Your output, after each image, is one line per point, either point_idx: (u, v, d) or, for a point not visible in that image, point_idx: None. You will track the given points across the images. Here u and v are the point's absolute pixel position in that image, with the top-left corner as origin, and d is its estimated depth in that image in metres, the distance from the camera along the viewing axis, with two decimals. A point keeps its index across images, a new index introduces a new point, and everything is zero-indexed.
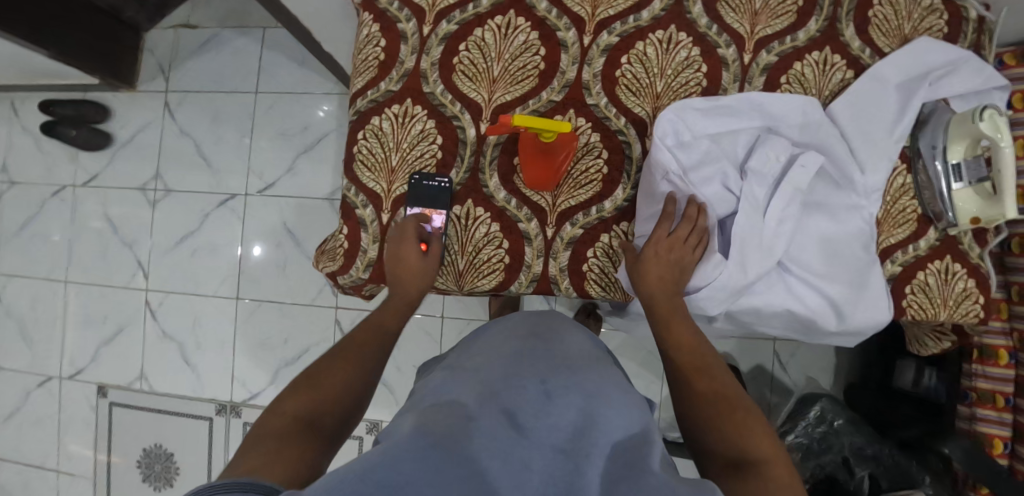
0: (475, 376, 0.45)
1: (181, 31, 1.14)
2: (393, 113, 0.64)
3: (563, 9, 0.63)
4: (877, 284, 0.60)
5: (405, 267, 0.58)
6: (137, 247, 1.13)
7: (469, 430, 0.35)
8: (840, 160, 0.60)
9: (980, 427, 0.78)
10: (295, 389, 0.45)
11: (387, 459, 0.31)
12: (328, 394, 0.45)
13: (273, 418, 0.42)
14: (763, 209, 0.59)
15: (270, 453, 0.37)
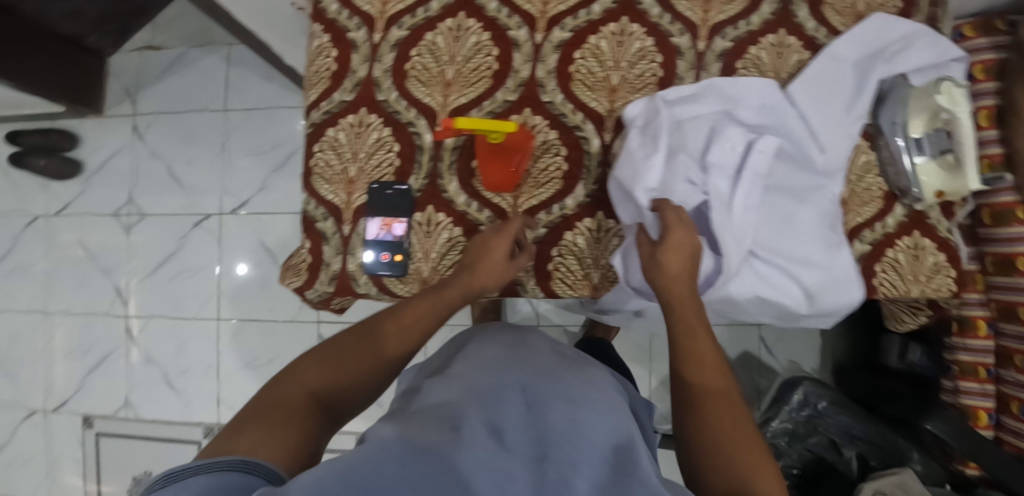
0: (464, 382, 0.45)
1: (146, 53, 1.13)
2: (349, 123, 0.63)
3: (514, 7, 0.62)
4: (847, 266, 0.60)
5: (483, 265, 0.53)
6: (114, 274, 1.12)
7: (452, 437, 0.35)
8: (799, 143, 0.60)
9: (964, 399, 0.78)
10: (309, 359, 0.45)
11: (371, 462, 0.31)
12: (342, 377, 0.44)
13: (283, 388, 0.42)
14: (729, 198, 0.58)
15: (273, 433, 0.37)
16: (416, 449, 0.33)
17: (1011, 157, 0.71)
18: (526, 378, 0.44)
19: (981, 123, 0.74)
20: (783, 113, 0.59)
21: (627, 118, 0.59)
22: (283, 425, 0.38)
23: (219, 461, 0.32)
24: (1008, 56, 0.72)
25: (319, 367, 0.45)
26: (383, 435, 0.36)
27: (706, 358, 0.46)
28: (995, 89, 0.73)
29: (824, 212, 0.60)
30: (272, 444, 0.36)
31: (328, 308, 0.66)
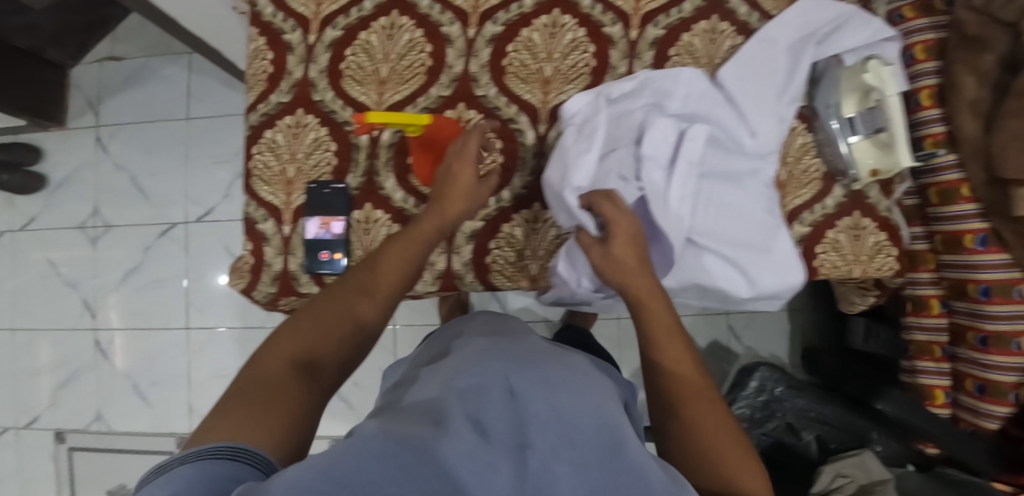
0: (448, 370, 0.43)
1: (106, 64, 1.12)
2: (286, 124, 0.63)
3: (446, 3, 0.63)
4: (787, 247, 0.60)
5: (450, 193, 0.54)
6: (80, 287, 1.12)
7: (437, 430, 0.33)
8: (729, 129, 0.60)
9: (922, 379, 0.79)
10: (284, 332, 0.45)
11: (350, 458, 0.30)
12: (322, 344, 0.45)
13: (261, 366, 0.42)
14: (664, 187, 0.57)
15: (263, 409, 0.37)
16: (401, 441, 0.31)
17: (954, 135, 0.72)
18: (510, 362, 0.43)
19: (923, 102, 0.74)
20: (708, 100, 0.60)
21: (566, 114, 0.59)
22: (272, 404, 0.38)
23: (202, 450, 0.31)
24: (947, 35, 0.73)
25: (294, 339, 0.44)
26: (365, 429, 0.35)
27: (681, 356, 0.45)
28: (936, 68, 0.74)
29: (758, 195, 0.60)
30: (263, 424, 0.36)
31: (276, 309, 0.66)
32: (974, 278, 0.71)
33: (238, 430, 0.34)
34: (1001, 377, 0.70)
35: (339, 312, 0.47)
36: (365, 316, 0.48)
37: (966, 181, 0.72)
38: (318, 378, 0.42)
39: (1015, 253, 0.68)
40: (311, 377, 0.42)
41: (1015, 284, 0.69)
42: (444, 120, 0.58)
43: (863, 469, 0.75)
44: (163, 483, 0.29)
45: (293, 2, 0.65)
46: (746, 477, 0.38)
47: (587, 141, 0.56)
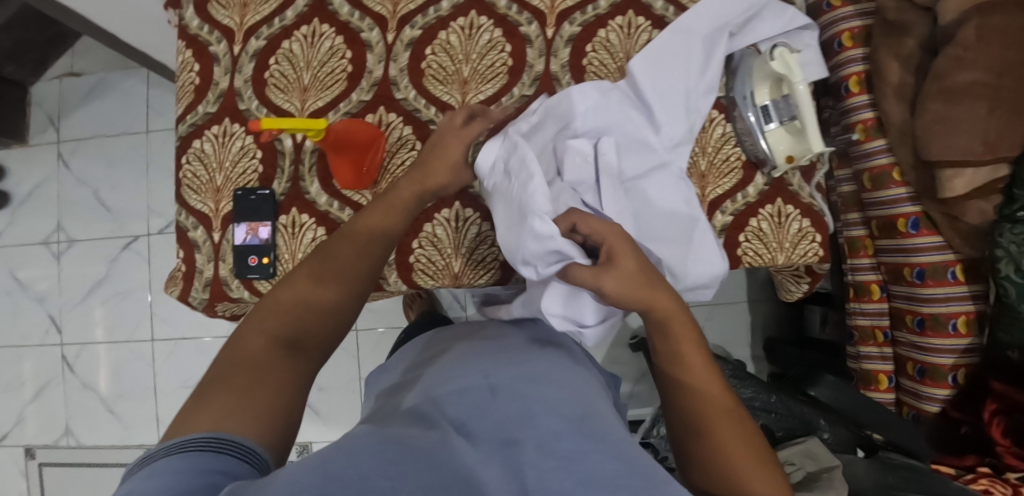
0: (431, 378, 0.43)
1: (67, 80, 1.14)
2: (213, 134, 0.64)
3: (365, 10, 0.64)
4: (704, 235, 0.59)
5: (436, 165, 0.55)
6: (47, 302, 1.14)
7: (429, 436, 0.33)
8: (636, 131, 0.60)
9: (866, 364, 0.79)
10: (264, 312, 0.45)
11: (345, 455, 0.30)
12: (308, 325, 0.45)
13: (242, 346, 0.42)
14: (597, 208, 0.57)
15: (247, 392, 0.38)
16: (389, 441, 0.32)
17: (882, 120, 0.73)
18: (495, 363, 0.43)
19: (854, 89, 0.75)
20: (613, 107, 0.60)
21: (483, 164, 0.56)
22: (256, 391, 0.38)
23: (189, 441, 0.32)
24: (872, 22, 0.74)
25: (275, 317, 0.44)
26: (360, 432, 0.35)
27: (710, 379, 0.44)
28: (863, 55, 0.75)
29: (673, 190, 0.60)
30: (248, 414, 0.36)
31: (213, 313, 0.67)
32: (909, 262, 0.72)
33: (221, 420, 0.35)
34: (939, 359, 0.71)
35: (318, 292, 0.47)
36: (350, 300, 0.48)
37: (896, 166, 0.72)
38: (300, 359, 0.43)
39: (947, 235, 0.69)
40: (295, 360, 0.43)
41: (948, 266, 0.70)
42: (360, 121, 0.60)
43: (809, 457, 0.73)
44: (152, 475, 0.29)
45: (219, 14, 0.66)
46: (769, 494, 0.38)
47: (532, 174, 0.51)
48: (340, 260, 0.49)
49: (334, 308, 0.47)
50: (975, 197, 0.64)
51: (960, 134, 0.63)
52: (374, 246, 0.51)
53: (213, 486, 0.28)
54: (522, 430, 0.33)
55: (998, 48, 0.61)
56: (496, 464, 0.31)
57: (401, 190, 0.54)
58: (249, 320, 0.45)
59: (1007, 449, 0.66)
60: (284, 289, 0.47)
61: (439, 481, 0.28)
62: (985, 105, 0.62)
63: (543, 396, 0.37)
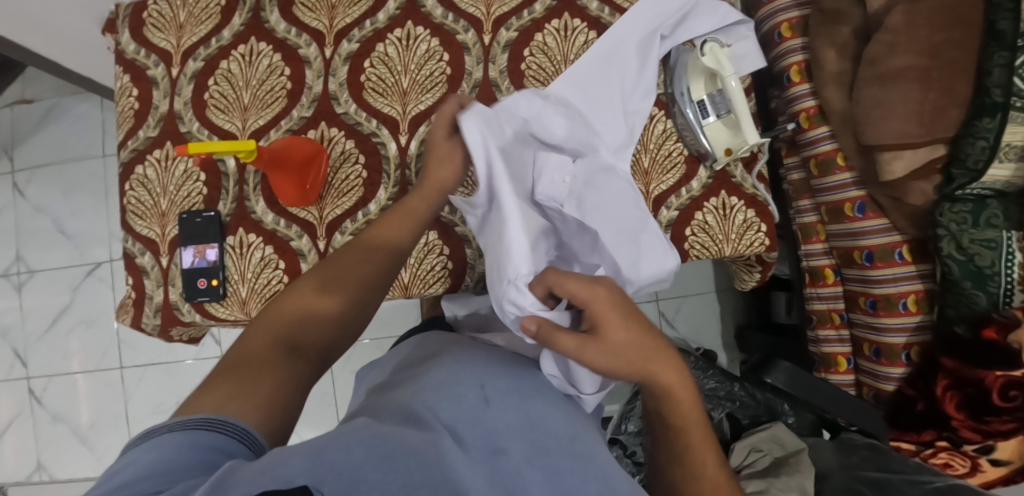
0: (419, 373, 0.43)
1: (19, 108, 1.13)
2: (156, 159, 0.64)
3: (302, 26, 0.64)
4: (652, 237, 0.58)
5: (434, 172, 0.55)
6: (10, 336, 1.12)
7: (419, 433, 0.32)
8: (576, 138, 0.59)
9: (825, 347, 0.81)
10: (268, 317, 0.44)
11: (337, 444, 0.29)
12: (305, 328, 0.44)
13: (245, 347, 0.41)
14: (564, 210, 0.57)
15: (249, 382, 0.36)
16: (383, 439, 0.30)
17: (824, 108, 0.74)
18: (494, 365, 0.42)
19: (794, 78, 0.76)
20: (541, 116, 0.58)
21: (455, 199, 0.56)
22: (257, 382, 0.36)
23: (192, 419, 0.30)
24: (809, 12, 0.75)
25: (278, 321, 0.43)
26: (355, 424, 0.33)
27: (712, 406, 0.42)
28: (802, 45, 0.76)
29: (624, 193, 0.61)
30: (248, 400, 0.34)
31: (163, 334, 0.65)
32: (858, 245, 0.73)
33: (222, 405, 0.33)
34: (893, 339, 0.72)
35: (325, 294, 0.46)
36: (352, 306, 0.47)
37: (840, 151, 0.73)
38: (301, 361, 0.41)
39: (892, 217, 0.71)
40: (298, 362, 0.41)
41: (895, 247, 0.71)
42: (300, 139, 0.60)
43: (776, 442, 0.74)
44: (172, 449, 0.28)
45: (155, 37, 0.65)
46: None
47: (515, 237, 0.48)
48: (346, 265, 0.49)
49: (340, 311, 0.46)
50: (916, 178, 0.66)
51: (897, 117, 0.64)
52: (385, 252, 0.50)
53: (211, 466, 0.28)
54: (512, 441, 0.34)
55: (924, 31, 0.63)
56: (483, 472, 0.32)
57: (411, 200, 0.54)
58: (253, 325, 0.44)
59: (962, 422, 0.65)
60: (289, 294, 0.46)
61: (430, 478, 0.29)
62: (918, 88, 0.63)
63: (540, 412, 0.38)
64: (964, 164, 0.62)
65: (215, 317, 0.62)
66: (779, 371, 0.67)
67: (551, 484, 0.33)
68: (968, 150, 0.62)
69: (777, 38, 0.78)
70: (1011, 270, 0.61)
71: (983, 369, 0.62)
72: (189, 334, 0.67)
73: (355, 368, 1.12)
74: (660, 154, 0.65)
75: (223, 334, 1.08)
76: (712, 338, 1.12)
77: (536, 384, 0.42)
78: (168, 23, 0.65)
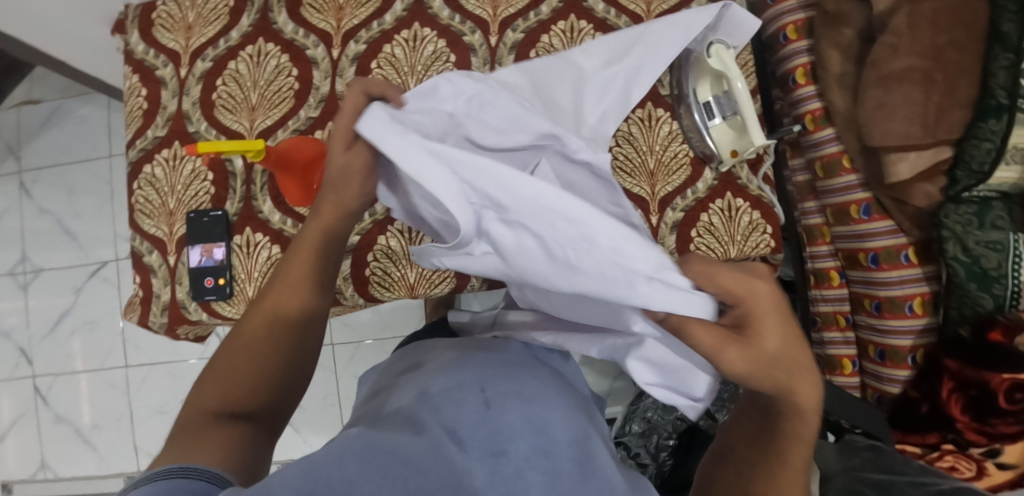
0: (425, 373, 0.43)
1: (25, 108, 1.13)
2: (164, 158, 0.64)
3: (310, 27, 0.65)
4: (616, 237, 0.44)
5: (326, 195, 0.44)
6: (15, 336, 1.13)
7: (415, 438, 0.33)
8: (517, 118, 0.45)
9: (830, 349, 0.81)
10: (205, 382, 0.41)
11: (332, 459, 0.31)
12: (245, 386, 0.41)
13: (186, 417, 0.39)
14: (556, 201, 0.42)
15: (191, 447, 0.34)
16: (376, 447, 0.31)
17: (829, 109, 0.74)
18: (489, 370, 0.42)
19: (800, 80, 0.77)
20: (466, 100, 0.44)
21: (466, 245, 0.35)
22: (196, 444, 0.34)
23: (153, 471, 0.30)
24: (814, 14, 0.76)
25: (216, 379, 0.41)
26: (347, 436, 0.34)
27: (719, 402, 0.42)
28: (808, 47, 0.76)
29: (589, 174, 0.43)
30: (206, 455, 0.34)
31: (171, 333, 0.65)
32: (864, 247, 0.73)
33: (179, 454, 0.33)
34: (899, 341, 0.73)
35: (257, 342, 0.42)
36: (291, 356, 0.44)
37: (845, 153, 0.73)
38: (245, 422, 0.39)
39: (897, 219, 0.71)
40: (241, 423, 0.39)
41: (901, 249, 0.71)
42: (306, 139, 0.60)
43: None
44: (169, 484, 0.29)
45: (164, 38, 0.66)
46: None
47: (589, 258, 0.30)
48: (269, 299, 0.43)
49: (279, 358, 0.43)
50: (921, 180, 0.66)
51: (900, 118, 0.64)
52: (310, 278, 0.44)
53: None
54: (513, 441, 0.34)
55: (927, 33, 0.63)
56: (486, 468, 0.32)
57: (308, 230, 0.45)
58: (195, 387, 0.42)
59: (967, 425, 0.65)
60: (224, 346, 0.43)
61: (426, 483, 0.30)
62: (921, 89, 0.63)
63: (542, 415, 0.38)
64: (968, 166, 0.62)
65: (222, 316, 0.63)
66: None
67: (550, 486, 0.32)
68: (972, 152, 0.62)
69: (783, 39, 0.78)
70: (1017, 273, 0.62)
71: (990, 371, 0.62)
72: (197, 332, 0.68)
73: (359, 368, 1.12)
74: (665, 154, 0.65)
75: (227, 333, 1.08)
76: None
77: (541, 387, 0.42)
78: (177, 23, 0.66)
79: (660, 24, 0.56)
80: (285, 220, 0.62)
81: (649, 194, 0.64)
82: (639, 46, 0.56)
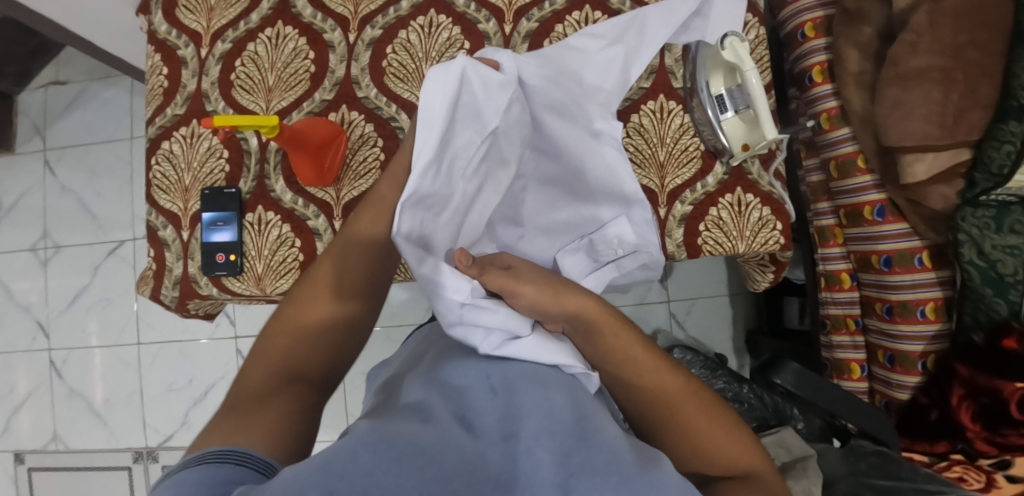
0: (432, 366, 0.45)
1: (52, 89, 1.17)
2: (182, 135, 0.65)
3: (328, 11, 0.66)
4: (627, 245, 0.61)
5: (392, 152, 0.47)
6: (33, 309, 1.16)
7: (425, 428, 0.34)
8: (572, 140, 0.58)
9: (838, 353, 0.80)
10: (268, 343, 0.44)
11: (345, 452, 0.30)
12: (306, 354, 0.43)
13: (242, 384, 0.41)
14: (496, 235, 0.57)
15: (254, 418, 0.37)
16: (391, 438, 0.32)
17: (845, 108, 0.73)
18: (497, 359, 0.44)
19: (817, 78, 0.76)
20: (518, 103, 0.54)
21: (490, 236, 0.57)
22: (263, 414, 0.38)
23: (198, 459, 0.32)
24: (833, 12, 0.75)
25: (275, 350, 0.43)
26: (358, 431, 0.34)
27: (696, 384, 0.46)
28: (826, 45, 0.75)
29: (609, 181, 0.59)
30: (254, 431, 0.36)
31: (180, 307, 0.66)
32: (876, 249, 0.72)
33: (230, 437, 0.35)
34: (910, 346, 0.71)
35: (308, 319, 0.44)
36: (346, 326, 0.45)
37: (861, 153, 0.72)
38: (303, 389, 0.42)
39: (912, 221, 0.69)
40: (300, 391, 0.41)
41: (915, 252, 0.70)
42: (320, 120, 0.61)
43: (783, 447, 0.72)
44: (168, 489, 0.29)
45: (186, 18, 0.67)
46: (731, 447, 0.43)
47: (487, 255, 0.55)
48: (322, 281, 0.45)
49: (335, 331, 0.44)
50: (937, 182, 0.65)
51: (918, 118, 0.63)
52: (360, 264, 0.46)
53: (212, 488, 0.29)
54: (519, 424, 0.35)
55: (948, 32, 0.62)
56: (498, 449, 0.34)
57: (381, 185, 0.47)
58: (252, 356, 0.44)
59: (977, 434, 0.64)
60: (275, 323, 0.45)
61: (442, 473, 0.30)
62: (940, 89, 0.62)
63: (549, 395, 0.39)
64: (987, 169, 0.61)
65: (231, 291, 0.64)
66: (788, 372, 0.66)
67: (560, 463, 0.32)
68: (992, 154, 0.61)
69: (799, 37, 0.78)
70: None
71: (1004, 380, 0.61)
72: (205, 307, 0.69)
73: (365, 355, 1.13)
74: (676, 143, 0.64)
75: (237, 315, 1.10)
76: (722, 342, 1.11)
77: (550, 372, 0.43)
78: (199, 5, 0.67)
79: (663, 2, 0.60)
80: (296, 201, 0.63)
81: (659, 186, 0.64)
82: (642, 26, 0.60)
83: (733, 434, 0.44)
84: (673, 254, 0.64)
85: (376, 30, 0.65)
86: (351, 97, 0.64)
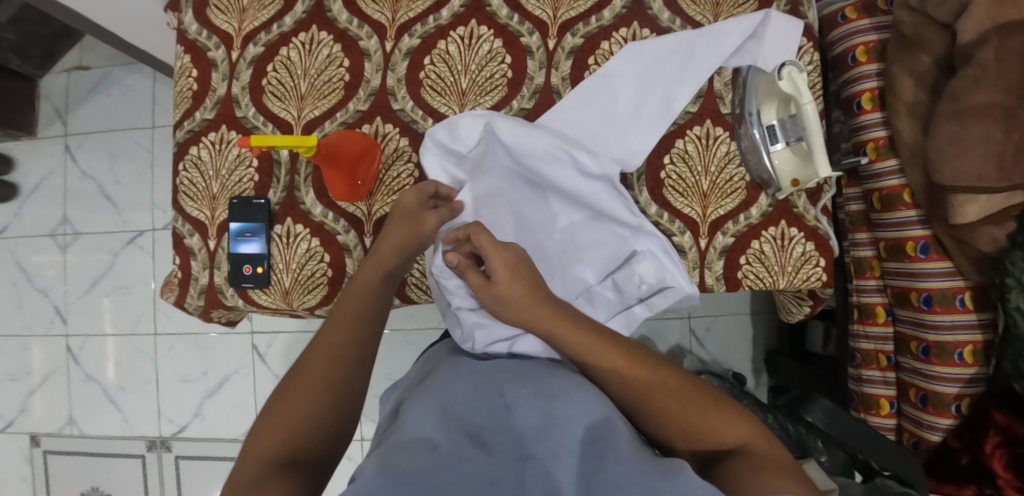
0: (442, 389, 0.43)
1: (76, 74, 1.15)
2: (210, 141, 0.63)
3: (364, 17, 0.63)
4: (649, 284, 0.59)
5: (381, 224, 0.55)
6: (51, 293, 1.16)
7: (435, 463, 0.33)
8: (568, 181, 0.60)
9: (867, 388, 0.78)
10: (265, 426, 0.42)
11: None
12: (306, 431, 0.42)
13: (241, 474, 0.38)
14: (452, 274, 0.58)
15: None
16: (404, 479, 0.31)
17: (894, 139, 0.71)
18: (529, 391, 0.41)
19: (866, 106, 0.73)
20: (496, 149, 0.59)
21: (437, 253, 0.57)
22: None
23: None
24: (888, 37, 0.72)
25: (274, 432, 0.41)
26: (365, 473, 0.33)
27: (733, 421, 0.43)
28: (878, 71, 0.73)
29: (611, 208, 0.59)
30: None
31: (206, 314, 0.65)
32: (916, 287, 0.70)
33: None
34: (944, 388, 0.69)
35: (307, 394, 0.44)
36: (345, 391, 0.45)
37: (907, 187, 0.70)
38: (303, 471, 0.39)
39: (955, 260, 0.67)
40: (299, 470, 0.38)
41: (957, 293, 0.68)
42: (353, 132, 0.59)
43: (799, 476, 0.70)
44: None
45: (217, 19, 0.65)
46: (716, 423, 0.42)
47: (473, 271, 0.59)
48: (318, 361, 0.46)
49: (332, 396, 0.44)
50: (987, 223, 0.61)
51: (974, 156, 0.59)
52: (354, 348, 0.47)
53: None
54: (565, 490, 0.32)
55: (1016, 69, 0.56)
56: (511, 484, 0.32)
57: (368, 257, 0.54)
58: (248, 448, 0.41)
59: (1008, 482, 0.63)
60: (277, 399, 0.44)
61: None
62: (1001, 128, 0.57)
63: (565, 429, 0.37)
64: None
65: (257, 303, 0.62)
66: (818, 409, 0.65)
67: None
68: None
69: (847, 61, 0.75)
70: None
71: None
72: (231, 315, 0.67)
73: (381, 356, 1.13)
74: (720, 168, 0.62)
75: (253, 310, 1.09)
76: (742, 361, 1.09)
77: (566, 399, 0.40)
78: (231, 5, 0.65)
79: (713, 29, 0.61)
80: (326, 216, 0.62)
81: (702, 217, 0.62)
82: (687, 54, 0.61)
83: (720, 411, 0.43)
84: (712, 286, 0.62)
85: (416, 38, 0.62)
86: (384, 108, 0.62)
